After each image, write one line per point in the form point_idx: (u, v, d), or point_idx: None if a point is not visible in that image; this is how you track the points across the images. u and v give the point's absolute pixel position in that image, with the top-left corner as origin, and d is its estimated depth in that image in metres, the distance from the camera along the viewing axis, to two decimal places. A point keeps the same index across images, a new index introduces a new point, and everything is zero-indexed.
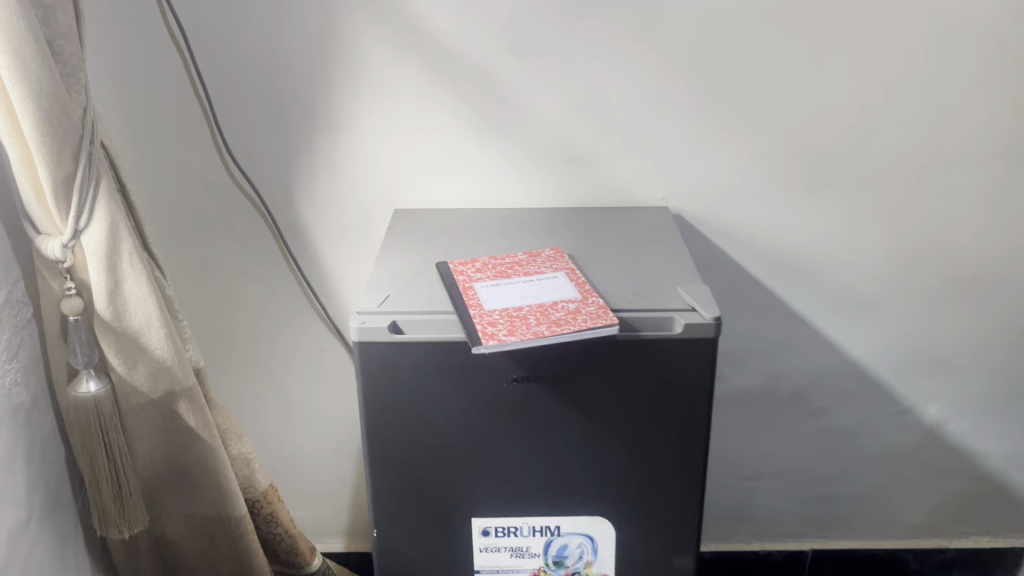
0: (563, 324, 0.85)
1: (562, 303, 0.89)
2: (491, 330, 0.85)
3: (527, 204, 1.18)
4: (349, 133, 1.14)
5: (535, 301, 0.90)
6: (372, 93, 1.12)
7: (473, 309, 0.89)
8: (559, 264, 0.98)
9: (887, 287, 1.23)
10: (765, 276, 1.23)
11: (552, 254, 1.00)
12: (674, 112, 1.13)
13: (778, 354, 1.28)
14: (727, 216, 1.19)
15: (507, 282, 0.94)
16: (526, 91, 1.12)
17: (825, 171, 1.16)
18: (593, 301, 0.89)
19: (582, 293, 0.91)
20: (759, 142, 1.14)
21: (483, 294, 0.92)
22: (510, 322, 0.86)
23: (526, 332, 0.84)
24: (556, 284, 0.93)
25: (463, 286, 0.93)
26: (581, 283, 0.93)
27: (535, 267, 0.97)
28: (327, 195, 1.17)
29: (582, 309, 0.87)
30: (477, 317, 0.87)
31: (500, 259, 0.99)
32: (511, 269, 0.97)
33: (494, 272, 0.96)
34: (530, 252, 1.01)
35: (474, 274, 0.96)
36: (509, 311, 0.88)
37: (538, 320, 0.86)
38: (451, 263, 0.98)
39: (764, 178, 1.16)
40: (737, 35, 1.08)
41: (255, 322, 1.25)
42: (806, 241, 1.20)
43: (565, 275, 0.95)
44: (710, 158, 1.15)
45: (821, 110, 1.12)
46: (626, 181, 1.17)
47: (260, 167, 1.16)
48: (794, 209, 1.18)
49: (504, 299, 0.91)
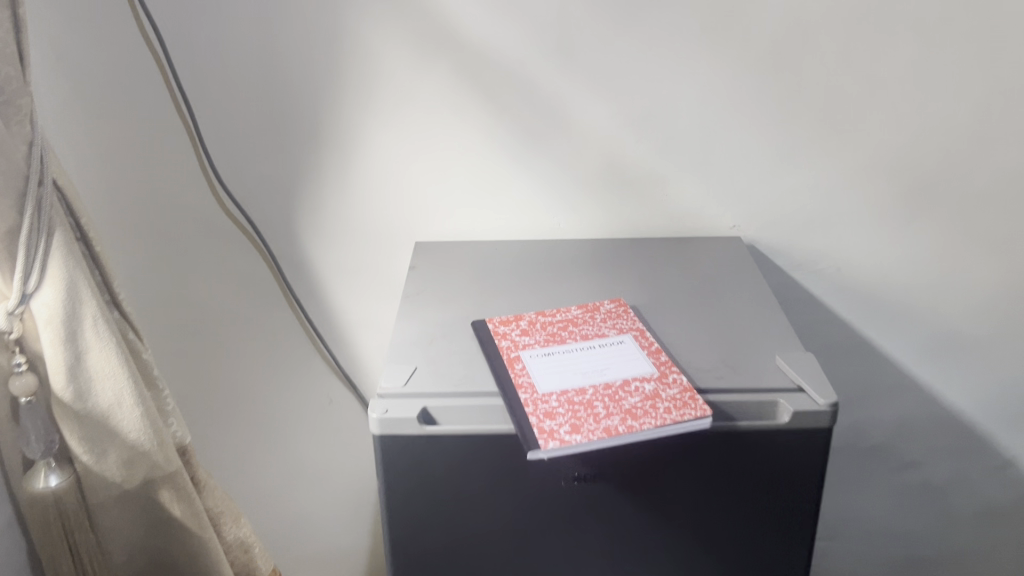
0: (641, 418, 0.66)
1: (635, 383, 0.71)
2: (550, 425, 0.66)
3: (571, 234, 1.00)
4: (360, 153, 0.95)
5: (600, 379, 0.71)
6: (387, 105, 0.93)
7: (523, 391, 0.70)
8: (623, 321, 0.79)
9: (995, 326, 1.04)
10: (854, 316, 1.05)
11: (613, 308, 0.81)
12: (751, 126, 0.94)
13: (861, 402, 1.10)
14: (810, 245, 1.00)
15: (562, 350, 0.75)
16: (573, 101, 0.93)
17: (932, 194, 0.97)
18: (675, 380, 0.71)
19: (658, 368, 0.72)
20: (851, 161, 0.95)
21: (535, 368, 0.73)
22: (572, 412, 0.67)
23: (596, 429, 0.66)
24: (624, 353, 0.75)
25: (508, 357, 0.75)
26: (655, 351, 0.75)
27: (594, 328, 0.78)
28: (336, 225, 0.99)
29: (663, 393, 0.69)
30: (530, 404, 0.69)
31: (550, 315, 0.81)
32: (565, 330, 0.78)
33: (544, 334, 0.77)
34: (586, 304, 0.82)
35: (520, 338, 0.77)
36: (570, 394, 0.70)
37: (608, 410, 0.67)
38: (489, 321, 0.80)
39: (856, 203, 0.98)
40: (832, 32, 0.89)
41: (252, 373, 1.07)
42: (904, 275, 1.02)
43: (633, 339, 0.76)
44: (791, 179, 0.97)
45: (930, 122, 0.93)
46: (690, 207, 0.99)
47: (255, 194, 0.98)
48: (889, 238, 0.99)
49: (561, 376, 0.72)
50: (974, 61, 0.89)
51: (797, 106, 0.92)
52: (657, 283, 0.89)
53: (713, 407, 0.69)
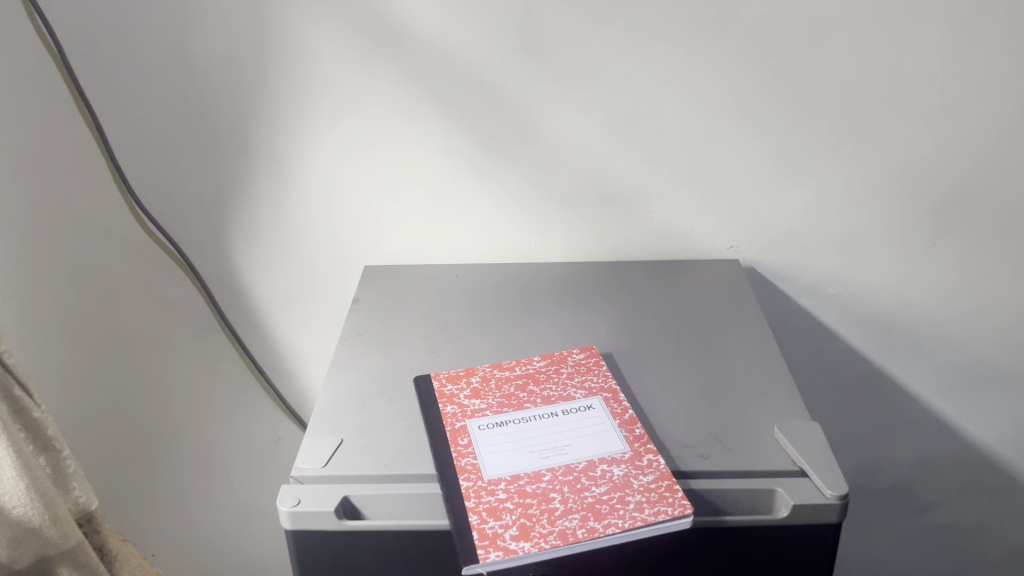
0: (605, 518, 0.53)
1: (601, 467, 0.58)
2: (493, 527, 0.53)
3: (544, 257, 0.89)
4: (298, 165, 0.84)
5: (560, 460, 0.59)
6: (326, 111, 0.80)
7: (465, 477, 0.57)
8: (593, 380, 0.67)
9: None
10: (870, 347, 0.92)
11: (582, 361, 0.69)
12: (752, 132, 0.80)
13: (876, 438, 0.97)
14: (819, 266, 0.87)
15: (518, 420, 0.63)
16: (543, 105, 0.80)
17: (964, 211, 0.83)
18: (649, 464, 0.58)
19: (631, 445, 0.60)
20: (867, 172, 0.82)
21: (483, 445, 0.60)
22: (523, 509, 0.55)
23: (549, 532, 0.52)
24: (591, 424, 0.62)
25: (453, 429, 0.62)
26: (629, 420, 0.62)
27: (558, 388, 0.66)
28: (271, 247, 0.89)
29: (634, 482, 0.56)
30: (472, 496, 0.56)
31: (508, 371, 0.68)
32: (523, 392, 0.66)
33: (497, 397, 0.65)
34: (551, 357, 0.70)
35: (468, 402, 0.65)
36: (521, 482, 0.57)
37: (566, 506, 0.55)
38: (434, 378, 0.68)
39: (875, 220, 0.84)
40: (851, 21, 0.74)
41: (188, 406, 0.95)
42: (928, 301, 0.88)
43: (603, 405, 0.64)
44: (798, 192, 0.83)
45: (963, 126, 0.78)
46: (680, 226, 0.86)
47: (181, 212, 0.86)
48: (911, 259, 0.86)
49: (514, 456, 0.59)
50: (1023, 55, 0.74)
51: (806, 109, 0.79)
52: (640, 321, 0.76)
53: (695, 495, 0.57)
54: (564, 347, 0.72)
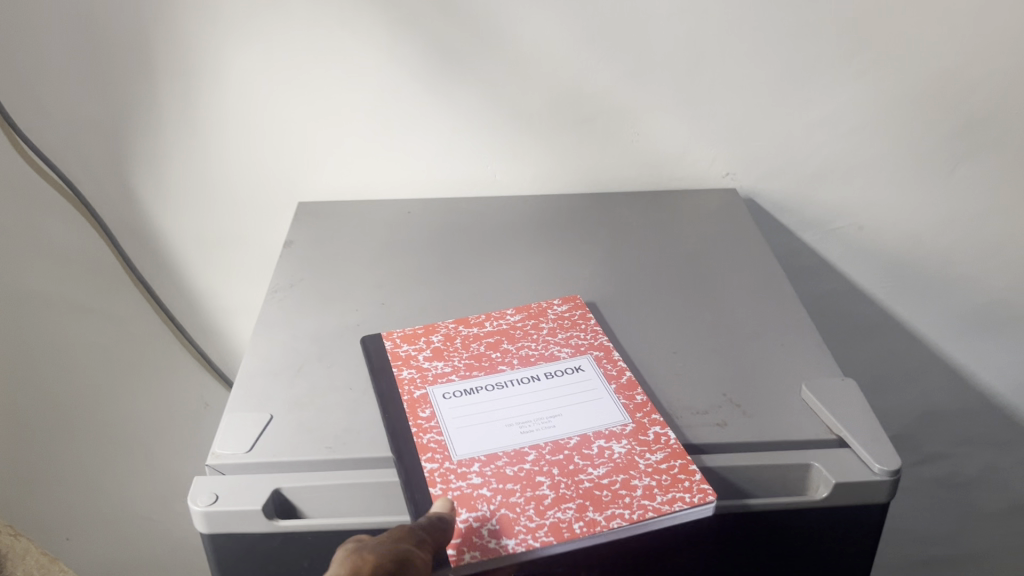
0: (607, 508, 0.42)
1: (598, 443, 0.46)
2: (466, 521, 0.41)
3: (512, 190, 0.76)
4: (214, 81, 0.69)
5: (547, 434, 0.47)
6: (245, 14, 0.66)
7: (428, 459, 0.45)
8: (580, 337, 0.55)
9: None
10: (877, 288, 0.82)
11: (566, 316, 0.57)
12: (756, 38, 0.68)
13: (877, 387, 0.88)
14: (826, 196, 0.76)
15: (491, 385, 0.51)
16: (510, 5, 0.66)
17: (992, 128, 0.72)
18: (657, 439, 0.46)
19: (632, 416, 0.48)
20: (885, 87, 0.70)
21: (449, 418, 0.48)
22: (502, 497, 0.43)
23: (538, 527, 0.41)
24: (581, 390, 0.50)
25: (410, 398, 0.50)
26: (627, 385, 0.51)
27: (538, 347, 0.54)
28: (192, 184, 0.75)
29: (641, 462, 0.45)
30: (437, 483, 0.44)
31: (476, 328, 0.56)
32: (496, 352, 0.54)
33: (464, 359, 0.53)
34: (526, 310, 0.58)
35: (429, 365, 0.53)
36: (500, 464, 0.45)
37: (558, 493, 0.43)
38: (386, 337, 0.55)
39: (891, 141, 0.73)
40: None
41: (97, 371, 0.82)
42: (945, 234, 0.78)
43: (594, 366, 0.52)
44: (804, 111, 0.72)
45: (998, 30, 0.67)
46: (668, 151, 0.74)
47: (75, 142, 0.72)
48: (927, 186, 0.76)
49: (488, 430, 0.47)
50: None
51: (818, 10, 0.67)
52: (630, 265, 0.65)
53: (713, 476, 0.46)
54: (542, 298, 0.60)
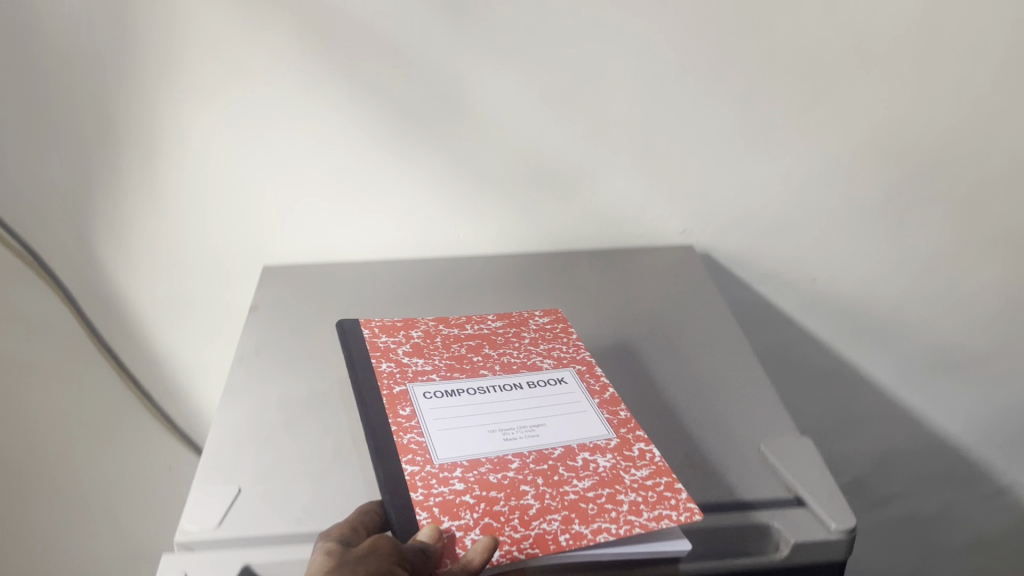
0: (594, 522, 0.43)
1: (582, 456, 0.48)
2: (450, 528, 0.42)
3: (475, 251, 0.78)
4: (176, 148, 0.70)
5: (531, 443, 0.48)
6: (209, 81, 0.67)
7: (409, 461, 0.46)
8: (562, 350, 0.58)
9: (998, 340, 0.84)
10: (832, 336, 0.84)
11: (547, 327, 0.62)
12: (706, 101, 0.71)
13: (836, 431, 0.91)
14: (780, 250, 0.79)
15: (473, 389, 0.52)
16: (469, 71, 0.68)
17: (938, 180, 0.75)
18: (641, 455, 0.48)
19: (615, 432, 0.50)
20: (831, 146, 0.73)
21: (430, 417, 0.49)
22: (486, 505, 0.43)
23: (523, 538, 0.42)
24: (564, 402, 0.52)
25: (391, 393, 0.51)
26: (609, 402, 0.53)
27: (520, 355, 0.57)
28: (153, 249, 0.75)
29: (625, 478, 0.46)
30: (420, 487, 0.44)
31: (457, 329, 0.60)
32: (477, 356, 0.56)
33: (445, 359, 0.56)
34: (507, 317, 0.63)
35: (408, 360, 0.55)
36: (483, 470, 0.46)
37: (543, 504, 0.44)
38: (365, 325, 0.59)
39: (840, 194, 0.76)
40: None
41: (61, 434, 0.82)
42: (894, 282, 0.81)
43: (576, 379, 0.55)
44: (755, 169, 0.74)
45: (935, 91, 0.70)
46: (627, 210, 0.76)
47: (35, 210, 0.72)
48: (875, 238, 0.78)
49: (471, 436, 0.48)
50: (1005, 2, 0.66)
51: (764, 74, 0.70)
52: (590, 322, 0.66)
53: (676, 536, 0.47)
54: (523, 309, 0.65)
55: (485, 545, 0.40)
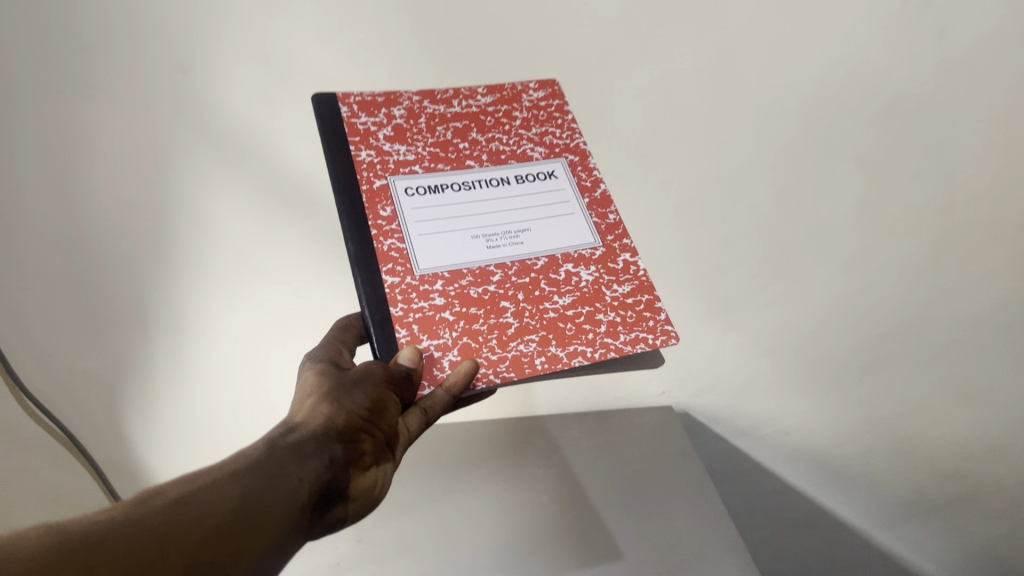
0: (570, 344, 0.47)
1: (565, 268, 0.49)
2: (428, 349, 0.45)
3: (480, 415, 0.86)
4: (202, 343, 0.81)
5: (514, 252, 0.48)
6: (236, 282, 0.78)
7: (389, 270, 0.46)
8: (556, 135, 0.55)
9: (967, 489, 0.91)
10: (812, 484, 0.94)
11: (541, 104, 0.57)
12: (680, 277, 0.81)
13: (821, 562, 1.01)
14: (755, 410, 0.88)
15: (458, 185, 0.50)
16: None
17: (899, 344, 0.82)
18: (625, 268, 0.50)
19: (602, 240, 0.51)
20: (796, 319, 0.82)
21: (412, 220, 0.48)
22: (466, 322, 0.46)
23: (500, 360, 0.45)
24: (553, 198, 0.51)
25: (371, 189, 0.49)
26: (598, 202, 0.52)
27: (510, 141, 0.54)
28: (177, 405, 0.86)
29: (606, 294, 0.49)
30: (399, 300, 0.46)
31: (443, 107, 0.55)
32: (462, 143, 0.53)
33: (429, 147, 0.52)
34: (499, 92, 0.57)
35: (388, 147, 0.52)
36: (464, 283, 0.47)
37: (521, 323, 0.47)
38: (342, 102, 0.53)
39: (806, 356, 0.84)
40: (768, 168, 0.74)
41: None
42: (869, 432, 0.88)
43: (568, 173, 0.53)
44: (730, 336, 0.83)
45: (884, 266, 0.78)
46: (612, 377, 0.84)
47: (78, 392, 0.83)
48: (840, 398, 0.86)
49: (454, 239, 0.48)
50: (951, 200, 0.74)
51: (730, 255, 0.79)
52: (582, 482, 0.75)
53: None
54: (514, 83, 0.60)
55: (465, 371, 0.43)
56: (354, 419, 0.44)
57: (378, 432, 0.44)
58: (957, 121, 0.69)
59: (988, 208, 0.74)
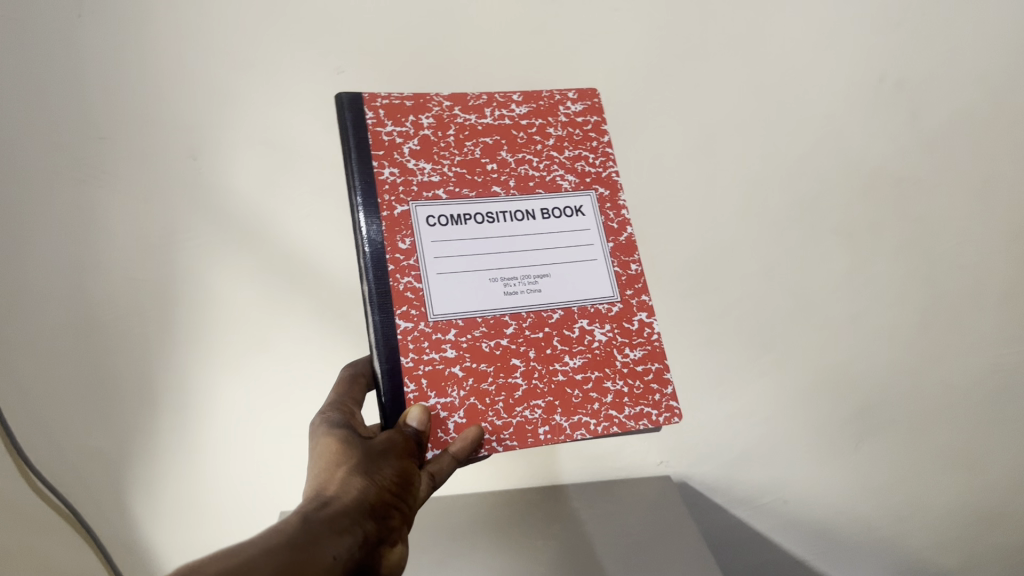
0: (575, 414, 0.48)
1: (579, 325, 0.49)
2: (435, 408, 0.46)
3: (472, 487, 0.85)
4: (205, 415, 0.80)
5: (530, 300, 0.48)
6: (240, 351, 0.78)
7: (404, 314, 0.46)
8: (587, 161, 0.53)
9: (954, 555, 0.92)
10: (814, 557, 0.91)
11: (577, 120, 0.54)
12: (676, 347, 0.80)
13: None
14: (753, 480, 0.87)
15: (482, 217, 0.49)
16: None
17: (887, 411, 0.84)
18: (639, 331, 0.50)
19: (621, 293, 0.50)
20: (789, 386, 0.82)
21: (431, 256, 0.47)
22: (475, 381, 0.47)
23: (505, 426, 0.47)
24: (576, 239, 0.50)
25: (392, 216, 0.48)
26: (624, 247, 0.51)
27: (540, 164, 0.52)
28: (181, 492, 0.83)
29: (616, 360, 0.50)
30: (411, 350, 0.46)
31: (474, 116, 0.52)
32: (490, 163, 0.51)
33: (455, 166, 0.50)
34: (535, 102, 0.54)
35: (412, 164, 0.49)
36: (477, 334, 0.47)
37: (529, 385, 0.48)
38: (369, 106, 0.50)
39: (801, 423, 0.84)
40: (754, 239, 0.77)
41: None
42: (864, 501, 0.88)
43: (596, 209, 0.52)
44: (726, 405, 0.83)
45: (868, 333, 0.80)
46: (610, 447, 0.84)
47: (77, 471, 0.80)
48: (835, 466, 0.86)
49: (471, 283, 0.47)
50: (936, 270, 0.79)
51: (723, 322, 0.80)
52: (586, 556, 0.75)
53: None
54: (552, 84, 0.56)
55: (471, 436, 0.45)
56: (384, 492, 0.41)
57: (405, 506, 0.42)
58: (908, 187, 0.77)
59: (969, 277, 0.79)
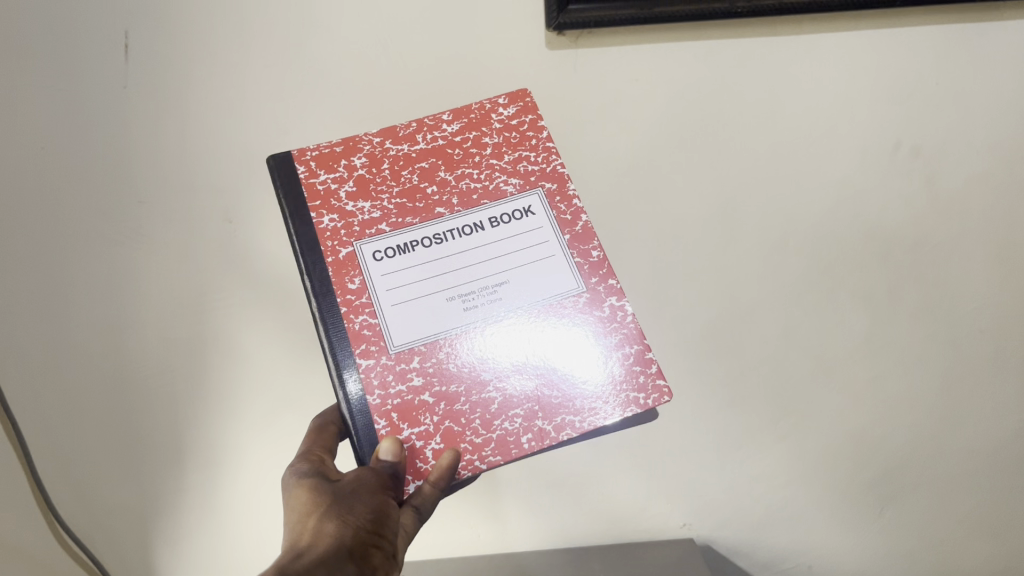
0: (557, 415, 0.49)
1: (549, 325, 0.51)
2: (410, 439, 0.48)
3: (496, 548, 0.85)
4: (229, 470, 0.80)
5: (492, 313, 0.50)
6: (268, 411, 0.79)
7: (364, 352, 0.49)
8: (529, 159, 0.56)
9: None
10: None
11: (511, 123, 0.58)
12: (696, 410, 0.81)
13: None
14: (778, 544, 0.86)
15: (428, 239, 0.52)
16: None
17: (911, 475, 0.83)
18: (613, 316, 0.52)
19: (586, 282, 0.52)
20: (811, 450, 0.82)
21: (382, 291, 0.51)
22: (447, 405, 0.49)
23: (485, 442, 0.48)
24: (529, 239, 0.52)
25: (337, 260, 0.52)
26: (580, 236, 0.53)
27: (482, 174, 0.55)
28: (203, 542, 0.83)
29: (594, 350, 0.51)
30: (376, 388, 0.49)
31: (406, 145, 0.56)
32: (430, 186, 0.55)
33: (395, 198, 0.54)
34: (465, 117, 0.58)
35: (351, 206, 0.54)
36: (439, 358, 0.49)
37: (504, 398, 0.49)
38: (298, 162, 0.55)
39: (824, 486, 0.84)
40: (772, 302, 0.78)
41: None
42: (892, 564, 0.87)
43: (544, 206, 0.54)
44: (748, 468, 0.83)
45: (888, 396, 0.80)
46: (631, 508, 0.84)
47: (100, 521, 0.81)
48: (861, 529, 0.85)
49: (429, 308, 0.50)
50: (956, 331, 0.79)
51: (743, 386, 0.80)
52: None
53: None
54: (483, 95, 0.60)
55: (447, 462, 0.46)
56: (360, 533, 0.42)
57: (385, 543, 0.43)
58: (922, 250, 0.77)
59: (991, 339, 0.79)
